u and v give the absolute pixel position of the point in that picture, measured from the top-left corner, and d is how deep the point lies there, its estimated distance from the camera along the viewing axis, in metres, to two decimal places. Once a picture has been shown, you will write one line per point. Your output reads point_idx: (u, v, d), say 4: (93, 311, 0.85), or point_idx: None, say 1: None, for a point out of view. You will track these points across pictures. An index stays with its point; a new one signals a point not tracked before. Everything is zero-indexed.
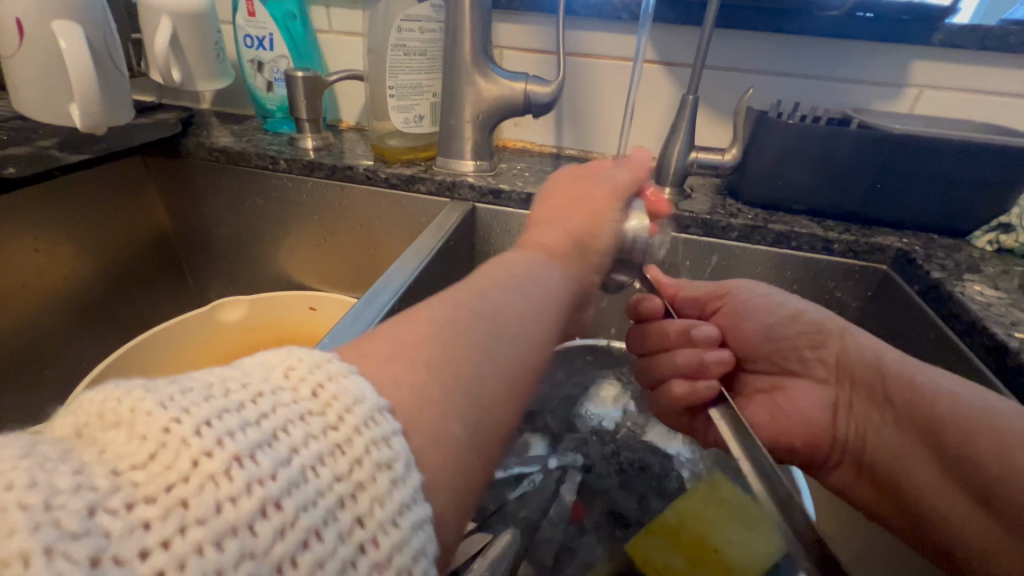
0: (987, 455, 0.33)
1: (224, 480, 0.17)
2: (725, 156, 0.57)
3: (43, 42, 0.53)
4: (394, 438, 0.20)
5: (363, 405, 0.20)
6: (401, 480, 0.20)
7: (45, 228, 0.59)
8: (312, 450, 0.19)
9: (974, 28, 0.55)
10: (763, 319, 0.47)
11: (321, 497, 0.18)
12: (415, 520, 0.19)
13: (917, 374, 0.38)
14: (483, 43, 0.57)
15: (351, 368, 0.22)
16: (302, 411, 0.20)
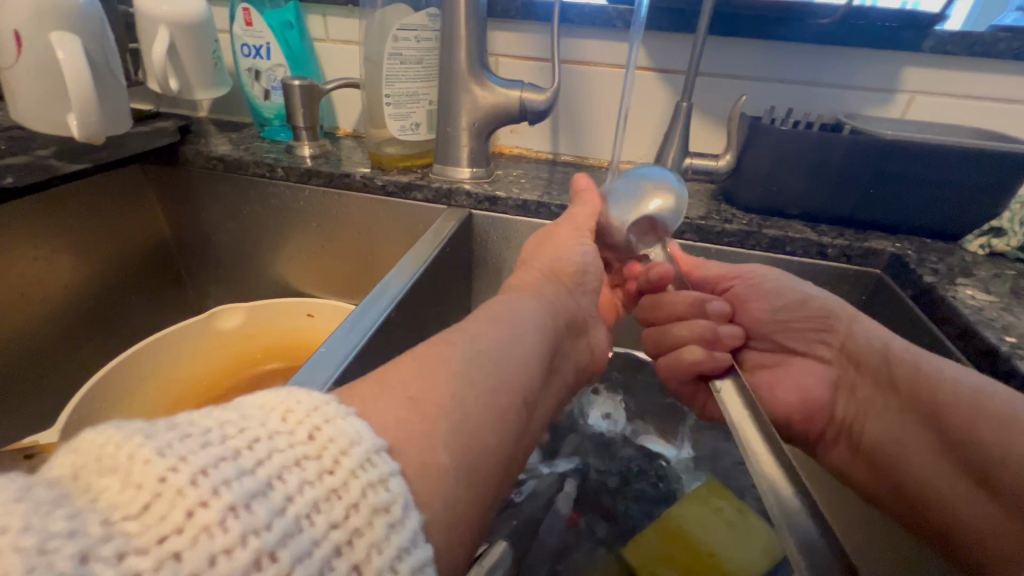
0: (988, 439, 0.33)
1: (219, 531, 0.17)
2: (719, 162, 0.57)
3: (41, 55, 0.53)
4: (391, 480, 0.21)
5: (360, 448, 0.21)
6: (399, 523, 0.20)
7: (43, 237, 0.59)
8: (308, 497, 0.19)
9: (964, 35, 0.55)
10: (775, 298, 0.47)
11: (318, 545, 0.18)
12: (414, 566, 0.19)
13: (922, 360, 0.38)
14: (479, 52, 0.58)
15: (347, 411, 0.22)
16: (298, 456, 0.20)
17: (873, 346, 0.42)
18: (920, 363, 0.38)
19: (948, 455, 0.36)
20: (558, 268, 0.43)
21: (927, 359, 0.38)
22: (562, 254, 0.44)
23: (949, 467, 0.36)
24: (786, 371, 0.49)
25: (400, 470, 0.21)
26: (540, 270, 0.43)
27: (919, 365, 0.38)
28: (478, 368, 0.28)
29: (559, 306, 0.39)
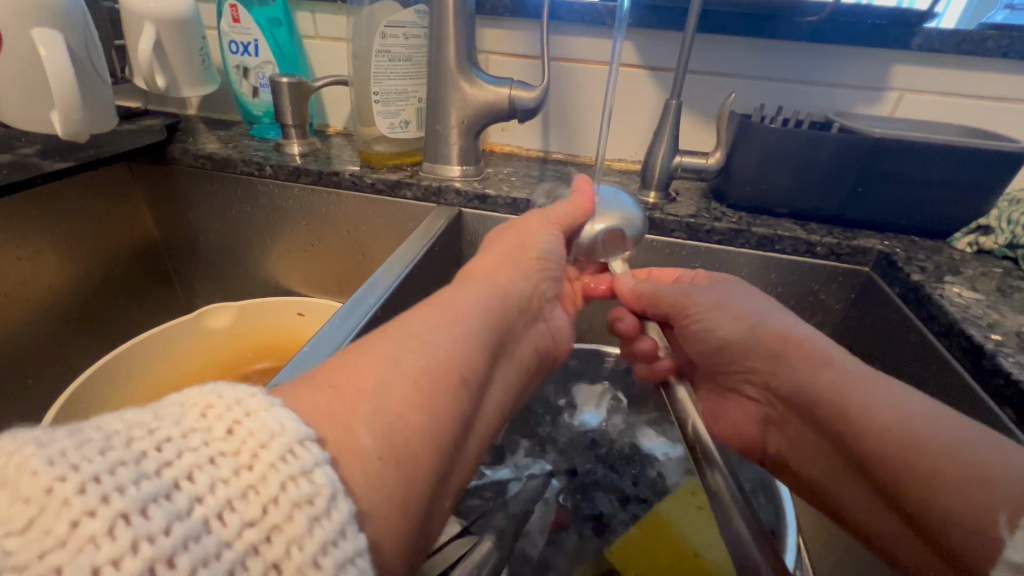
0: (912, 482, 0.32)
1: (107, 540, 0.16)
2: (709, 160, 0.57)
3: (20, 50, 0.52)
4: (316, 470, 0.20)
5: (282, 439, 0.20)
6: (323, 516, 0.19)
7: (27, 237, 0.59)
8: (219, 496, 0.18)
9: (953, 32, 0.55)
10: (711, 330, 0.45)
11: (227, 547, 0.18)
12: (340, 559, 0.19)
13: (846, 399, 0.36)
14: (468, 50, 0.57)
15: (273, 402, 0.22)
16: (213, 454, 0.19)
17: (802, 377, 0.39)
18: (846, 402, 0.36)
19: (882, 498, 0.35)
20: (523, 256, 0.41)
21: (856, 395, 0.36)
22: (529, 241, 0.42)
23: (886, 510, 0.35)
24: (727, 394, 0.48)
25: (327, 460, 0.21)
26: (501, 257, 0.41)
27: (846, 403, 0.36)
28: (408, 352, 0.28)
29: (510, 291, 0.38)
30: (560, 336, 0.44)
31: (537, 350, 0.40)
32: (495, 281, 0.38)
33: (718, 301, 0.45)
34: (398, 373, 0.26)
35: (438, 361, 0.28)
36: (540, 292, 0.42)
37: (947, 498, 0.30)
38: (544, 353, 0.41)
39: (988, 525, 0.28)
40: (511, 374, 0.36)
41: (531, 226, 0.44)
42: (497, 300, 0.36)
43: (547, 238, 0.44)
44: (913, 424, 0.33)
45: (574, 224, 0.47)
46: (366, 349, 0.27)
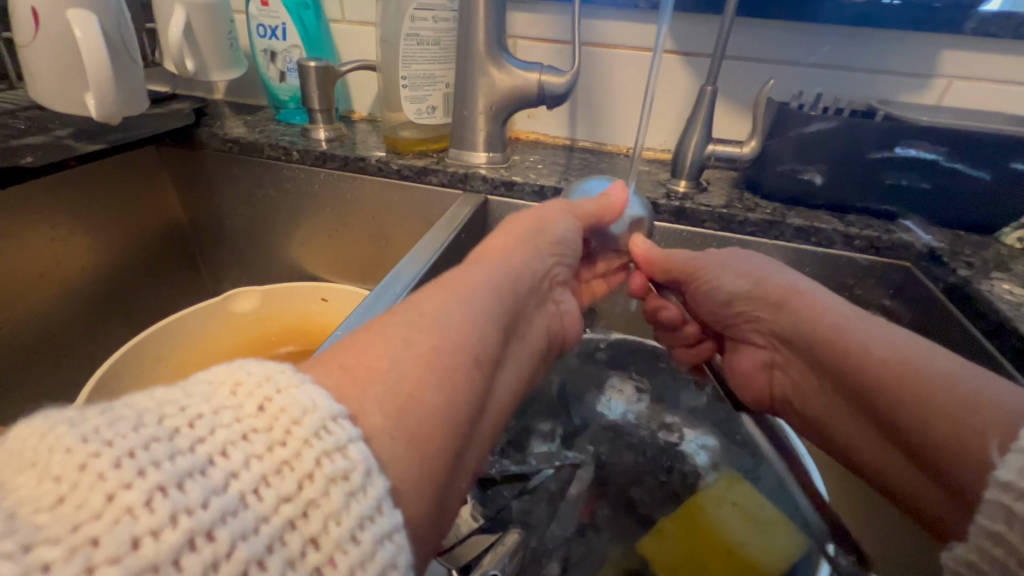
0: (915, 414, 0.32)
1: (145, 512, 0.16)
2: (744, 149, 0.55)
3: (58, 33, 0.53)
4: (350, 446, 0.20)
5: (313, 415, 0.20)
6: (359, 492, 0.19)
7: (58, 219, 0.59)
8: (254, 471, 0.18)
9: (1008, 15, 0.52)
10: (720, 282, 0.45)
11: (266, 522, 0.17)
12: (378, 533, 0.19)
13: (852, 337, 0.36)
14: (498, 34, 0.56)
15: (301, 380, 0.22)
16: (246, 430, 0.19)
17: (804, 323, 0.40)
18: (847, 344, 0.36)
19: (883, 432, 0.35)
20: (539, 239, 0.41)
21: (858, 336, 0.36)
22: (548, 227, 0.42)
23: (881, 444, 0.36)
24: (737, 347, 0.48)
25: (360, 437, 0.21)
26: (517, 237, 0.40)
27: (848, 344, 0.36)
28: (417, 333, 0.28)
29: (524, 272, 0.38)
30: (571, 322, 0.44)
31: (549, 332, 0.41)
32: (505, 260, 0.38)
33: (725, 258, 0.45)
34: (408, 356, 0.26)
35: (449, 344, 0.28)
36: (553, 275, 0.42)
37: (943, 425, 0.31)
38: (556, 336, 0.42)
39: (979, 448, 0.29)
40: (523, 356, 0.36)
41: (549, 213, 0.43)
42: (508, 279, 0.36)
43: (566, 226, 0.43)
44: (911, 361, 0.33)
45: (598, 222, 0.46)
46: (374, 333, 0.27)
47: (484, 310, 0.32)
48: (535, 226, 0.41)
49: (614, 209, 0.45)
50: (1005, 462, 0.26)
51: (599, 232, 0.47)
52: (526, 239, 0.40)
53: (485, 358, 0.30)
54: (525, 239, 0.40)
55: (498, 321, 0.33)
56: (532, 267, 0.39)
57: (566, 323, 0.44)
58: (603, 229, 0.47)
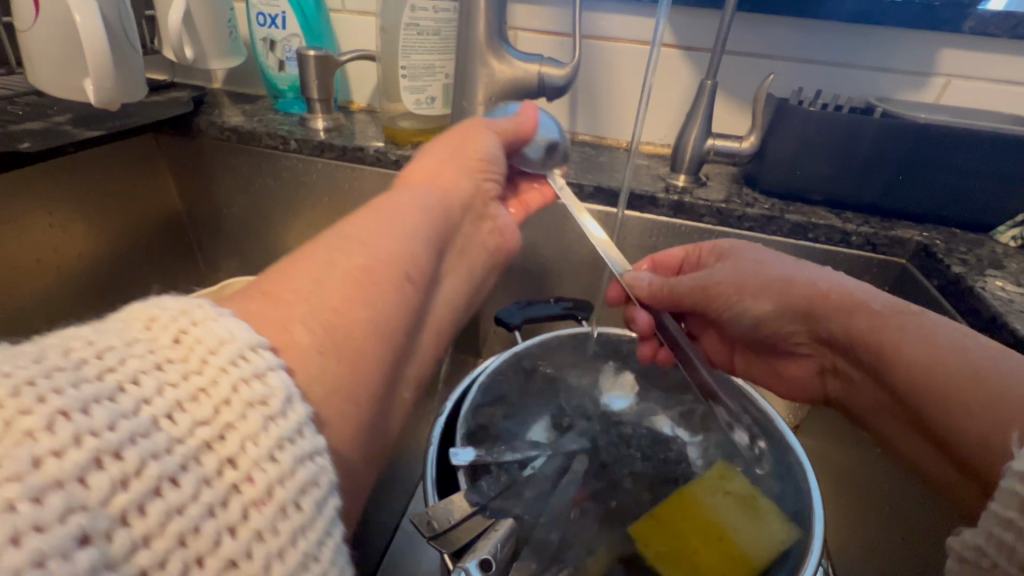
0: (954, 415, 0.32)
1: (46, 433, 0.17)
2: (743, 143, 0.55)
3: (58, 17, 0.53)
4: (269, 374, 0.21)
5: (230, 347, 0.21)
6: (279, 416, 0.21)
7: (56, 203, 0.59)
8: (168, 398, 0.19)
9: (1007, 15, 0.53)
10: (747, 293, 0.43)
11: (179, 443, 0.18)
12: (298, 454, 0.20)
13: (890, 340, 0.36)
14: (499, 25, 0.56)
15: (219, 315, 0.23)
16: (160, 361, 0.20)
17: (837, 319, 0.40)
18: (881, 340, 0.37)
19: (912, 424, 0.36)
20: (465, 158, 0.45)
21: (891, 330, 0.36)
22: (470, 146, 0.45)
23: (922, 445, 0.36)
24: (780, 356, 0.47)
25: (281, 366, 0.22)
26: (445, 159, 0.44)
27: (883, 341, 0.36)
28: (344, 254, 0.30)
29: (454, 192, 0.42)
30: (508, 233, 0.49)
31: (485, 249, 0.46)
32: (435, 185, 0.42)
33: (755, 267, 0.44)
34: (335, 275, 0.29)
35: (377, 263, 0.31)
36: (483, 191, 0.46)
37: (968, 420, 0.31)
38: (495, 250, 0.47)
39: (1001, 439, 0.30)
40: (462, 271, 0.42)
41: (471, 133, 0.46)
42: (438, 203, 0.40)
43: (491, 143, 0.46)
44: (942, 354, 0.33)
45: (515, 142, 0.49)
46: (307, 260, 0.30)
47: (416, 228, 0.35)
48: (459, 147, 0.45)
49: (529, 130, 0.48)
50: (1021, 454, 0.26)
51: (515, 153, 0.50)
52: (449, 160, 0.44)
53: (419, 275, 0.33)
54: (448, 160, 0.44)
55: (429, 237, 0.36)
56: (456, 187, 0.43)
57: (506, 236, 0.48)
58: (520, 150, 0.49)
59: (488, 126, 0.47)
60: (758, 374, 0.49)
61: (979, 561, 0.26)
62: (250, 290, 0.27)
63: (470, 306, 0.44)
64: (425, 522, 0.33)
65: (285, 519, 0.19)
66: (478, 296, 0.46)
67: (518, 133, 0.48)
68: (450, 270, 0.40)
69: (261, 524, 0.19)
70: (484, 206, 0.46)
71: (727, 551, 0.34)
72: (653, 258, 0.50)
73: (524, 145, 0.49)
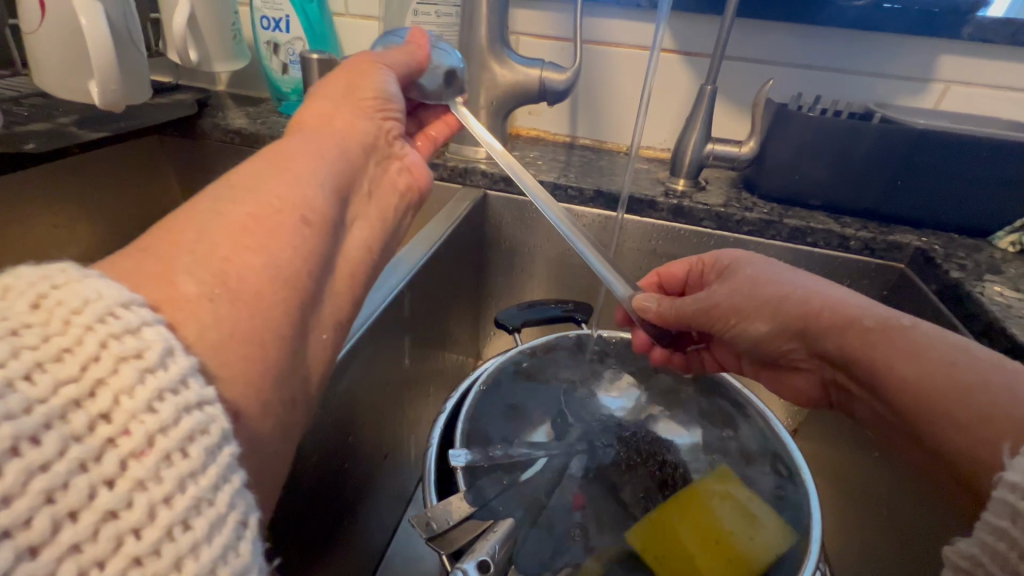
0: (945, 431, 0.31)
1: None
2: (742, 148, 0.56)
3: (63, 20, 0.54)
4: (144, 329, 0.19)
5: (98, 303, 0.19)
6: (156, 368, 0.18)
7: (61, 204, 0.60)
8: (26, 359, 0.17)
9: (1006, 22, 0.53)
10: (745, 312, 0.42)
11: (40, 404, 0.16)
12: (181, 403, 0.18)
13: (877, 358, 0.35)
14: (500, 29, 0.56)
15: (86, 276, 0.20)
16: (14, 328, 0.17)
17: (832, 336, 0.38)
18: (878, 356, 0.35)
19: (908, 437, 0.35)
20: (358, 98, 0.40)
21: (885, 348, 0.35)
22: (363, 84, 0.40)
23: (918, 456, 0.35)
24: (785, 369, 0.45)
25: (158, 321, 0.19)
26: (333, 100, 0.39)
27: (873, 359, 0.36)
28: (229, 204, 0.28)
29: (351, 135, 0.38)
30: (418, 169, 0.43)
31: (400, 189, 0.40)
32: (322, 127, 0.37)
33: (751, 282, 0.42)
34: (217, 223, 0.27)
35: (264, 207, 0.28)
36: (387, 131, 0.41)
37: (961, 437, 0.31)
38: (410, 192, 0.41)
39: (987, 457, 0.29)
40: (373, 216, 0.36)
41: (363, 70, 0.41)
42: (334, 146, 0.35)
43: (388, 82, 0.41)
44: (936, 371, 0.32)
45: (411, 74, 0.45)
46: (192, 212, 0.28)
47: (315, 172, 0.32)
48: (349, 87, 0.40)
49: (420, 57, 0.45)
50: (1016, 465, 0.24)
51: (411, 85, 0.46)
52: (337, 104, 0.39)
53: (320, 220, 0.30)
54: (335, 103, 0.39)
55: (328, 179, 0.33)
56: (347, 128, 0.38)
57: (418, 174, 0.43)
58: (415, 81, 0.46)
59: (377, 60, 0.42)
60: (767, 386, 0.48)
61: (974, 571, 0.24)
62: (131, 251, 0.25)
63: (389, 253, 0.40)
64: (424, 523, 0.33)
65: (170, 467, 0.17)
66: (396, 244, 0.40)
67: (412, 64, 0.44)
68: (360, 214, 0.35)
69: (142, 473, 0.16)
70: (391, 145, 0.41)
71: (722, 552, 0.34)
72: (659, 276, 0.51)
73: (419, 75, 0.45)
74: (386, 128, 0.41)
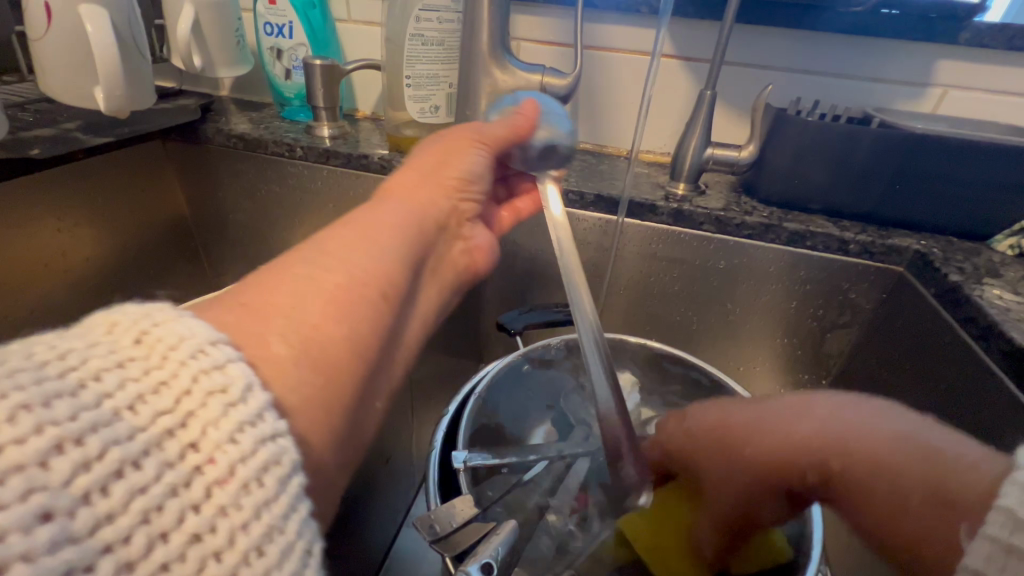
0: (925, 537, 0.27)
1: (7, 425, 0.17)
2: (742, 153, 0.56)
3: (67, 24, 0.54)
4: (229, 365, 0.22)
5: (192, 341, 0.22)
6: (239, 402, 0.21)
7: (63, 208, 0.60)
8: (130, 391, 0.20)
9: (1003, 27, 0.53)
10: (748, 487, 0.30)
11: (141, 431, 0.19)
12: (259, 435, 0.21)
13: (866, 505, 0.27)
14: (502, 36, 0.57)
15: (182, 315, 0.23)
16: (120, 360, 0.20)
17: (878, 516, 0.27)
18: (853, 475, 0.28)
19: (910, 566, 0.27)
20: (443, 176, 0.45)
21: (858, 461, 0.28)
22: (452, 163, 0.46)
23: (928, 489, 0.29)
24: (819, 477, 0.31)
25: (239, 358, 0.22)
26: (422, 173, 0.45)
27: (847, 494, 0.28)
28: (322, 271, 0.30)
29: (430, 210, 0.42)
30: (480, 253, 0.49)
31: (455, 267, 0.46)
32: (412, 198, 0.42)
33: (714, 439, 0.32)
34: (313, 293, 0.29)
35: (352, 280, 0.31)
36: (462, 211, 0.47)
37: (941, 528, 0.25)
38: (466, 269, 0.48)
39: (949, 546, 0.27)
40: (434, 291, 0.42)
41: (458, 149, 0.46)
42: (422, 224, 0.40)
43: (472, 161, 0.47)
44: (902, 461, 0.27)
45: (508, 143, 0.47)
46: (281, 271, 0.30)
47: (399, 247, 0.36)
48: (439, 164, 0.45)
49: (524, 128, 0.46)
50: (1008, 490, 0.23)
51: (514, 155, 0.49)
52: (427, 180, 0.44)
53: (393, 294, 0.33)
54: (428, 179, 0.44)
55: (409, 257, 0.36)
56: (430, 198, 0.43)
57: (477, 256, 0.49)
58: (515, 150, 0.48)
59: (475, 137, 0.47)
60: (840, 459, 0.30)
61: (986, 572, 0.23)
62: (229, 302, 0.27)
63: (444, 303, 0.43)
64: (427, 526, 0.33)
65: (248, 495, 0.20)
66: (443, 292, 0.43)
67: (511, 138, 0.47)
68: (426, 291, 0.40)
69: (224, 500, 0.19)
70: (460, 217, 0.46)
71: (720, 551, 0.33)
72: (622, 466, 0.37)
73: (524, 144, 0.47)
74: (454, 201, 0.46)
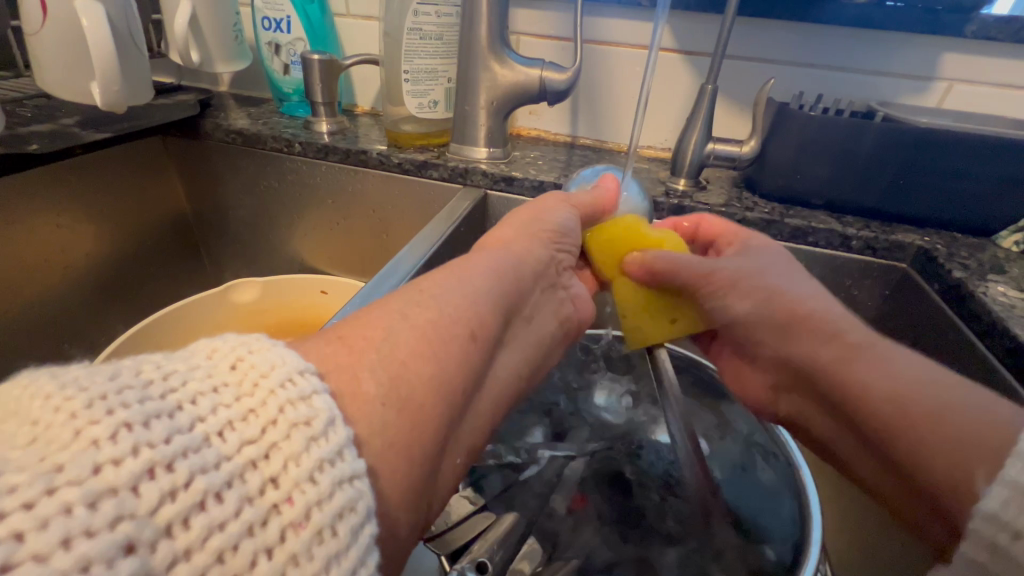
0: (901, 431, 0.32)
1: (109, 443, 0.17)
2: (743, 148, 0.55)
3: (63, 19, 0.54)
4: (314, 397, 0.22)
5: (283, 369, 0.22)
6: (320, 437, 0.21)
7: (65, 205, 0.60)
8: (221, 417, 0.20)
9: (1010, 19, 0.52)
10: (752, 322, 0.41)
11: (227, 460, 0.19)
12: (336, 477, 0.20)
13: (890, 392, 0.33)
14: (500, 30, 0.56)
15: (273, 344, 0.23)
16: (217, 384, 0.21)
17: (885, 407, 0.34)
18: (871, 376, 0.35)
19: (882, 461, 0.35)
20: (537, 229, 0.42)
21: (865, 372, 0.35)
22: (546, 216, 0.43)
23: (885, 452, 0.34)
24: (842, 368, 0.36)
25: (324, 389, 0.22)
26: (516, 226, 0.42)
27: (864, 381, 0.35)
28: (415, 307, 0.29)
29: (526, 257, 0.39)
30: (583, 305, 0.45)
31: (559, 318, 0.41)
32: (504, 245, 0.39)
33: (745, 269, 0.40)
34: (404, 327, 0.28)
35: (444, 317, 0.30)
36: (558, 262, 0.43)
37: (939, 470, 0.31)
38: (568, 323, 0.42)
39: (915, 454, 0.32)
40: (529, 343, 0.37)
41: (550, 203, 0.44)
42: (514, 273, 0.37)
43: (567, 215, 0.44)
44: (899, 390, 0.33)
45: (599, 208, 0.47)
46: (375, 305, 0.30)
47: (496, 297, 0.34)
48: (535, 217, 0.43)
49: (609, 197, 0.47)
50: (990, 492, 0.26)
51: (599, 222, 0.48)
52: (523, 232, 0.41)
53: (483, 334, 0.31)
54: (522, 232, 0.41)
55: (501, 299, 0.34)
56: (527, 245, 0.40)
57: (580, 308, 0.44)
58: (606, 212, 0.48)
59: (565, 198, 0.46)
60: (871, 376, 0.35)
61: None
62: (326, 334, 0.27)
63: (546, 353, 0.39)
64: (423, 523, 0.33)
65: (321, 544, 0.18)
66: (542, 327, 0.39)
67: (601, 202, 0.47)
68: (513, 341, 0.36)
69: (297, 547, 0.18)
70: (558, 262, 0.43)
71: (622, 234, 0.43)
72: (701, 220, 0.48)
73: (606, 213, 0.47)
74: (551, 242, 0.42)
